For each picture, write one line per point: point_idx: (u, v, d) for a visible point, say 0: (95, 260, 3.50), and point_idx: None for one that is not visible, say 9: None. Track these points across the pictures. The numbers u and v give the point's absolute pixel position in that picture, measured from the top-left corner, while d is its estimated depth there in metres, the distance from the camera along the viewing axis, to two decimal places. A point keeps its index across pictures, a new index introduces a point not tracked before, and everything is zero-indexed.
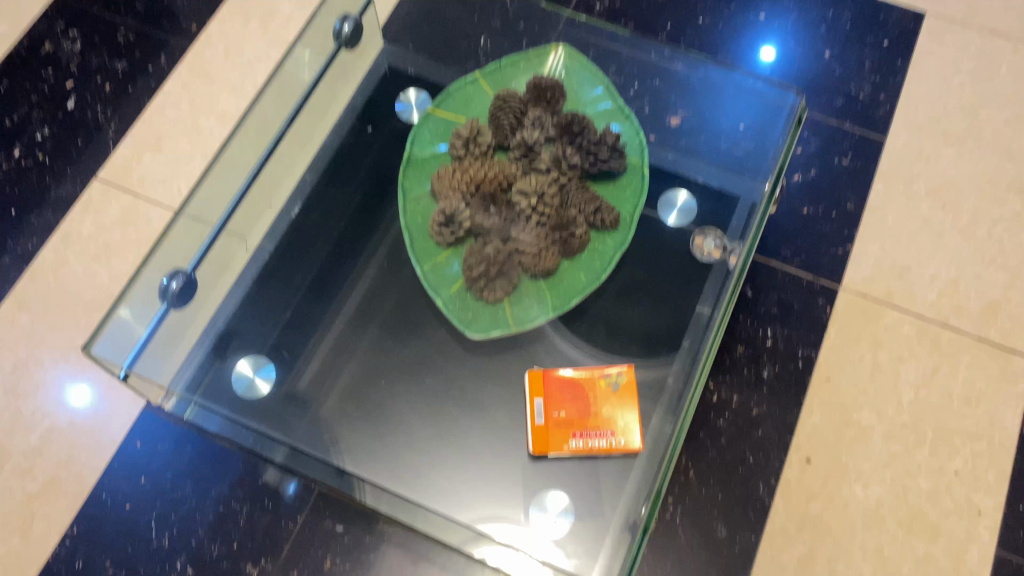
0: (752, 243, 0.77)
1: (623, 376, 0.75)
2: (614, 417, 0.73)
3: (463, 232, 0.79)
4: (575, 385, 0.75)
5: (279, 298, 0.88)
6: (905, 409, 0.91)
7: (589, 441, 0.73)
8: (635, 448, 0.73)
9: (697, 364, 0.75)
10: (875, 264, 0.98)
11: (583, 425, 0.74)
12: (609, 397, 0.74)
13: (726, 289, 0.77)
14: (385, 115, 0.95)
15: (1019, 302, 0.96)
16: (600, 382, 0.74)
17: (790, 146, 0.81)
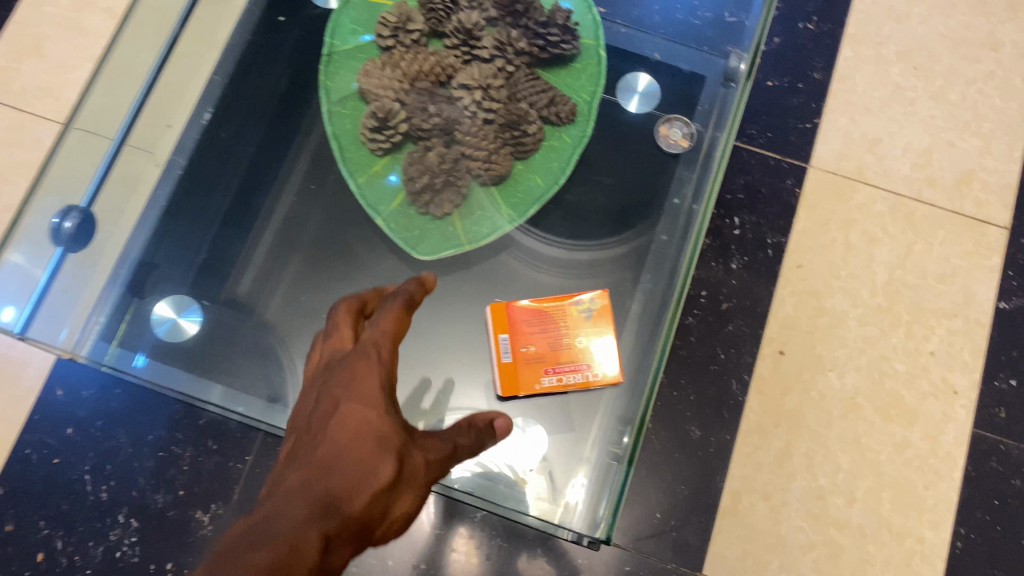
0: (732, 130, 0.67)
1: (596, 299, 0.69)
2: (588, 349, 0.68)
3: (400, 136, 0.70)
4: (542, 316, 0.69)
5: (196, 225, 0.76)
6: (880, 291, 0.87)
7: (565, 375, 0.67)
8: (615, 378, 0.67)
9: (677, 279, 0.67)
10: (845, 139, 0.92)
11: (556, 359, 0.67)
12: (582, 326, 0.68)
13: (710, 176, 0.68)
14: (296, 4, 0.82)
15: (994, 169, 0.91)
16: (571, 310, 0.69)
17: (766, 18, 0.69)
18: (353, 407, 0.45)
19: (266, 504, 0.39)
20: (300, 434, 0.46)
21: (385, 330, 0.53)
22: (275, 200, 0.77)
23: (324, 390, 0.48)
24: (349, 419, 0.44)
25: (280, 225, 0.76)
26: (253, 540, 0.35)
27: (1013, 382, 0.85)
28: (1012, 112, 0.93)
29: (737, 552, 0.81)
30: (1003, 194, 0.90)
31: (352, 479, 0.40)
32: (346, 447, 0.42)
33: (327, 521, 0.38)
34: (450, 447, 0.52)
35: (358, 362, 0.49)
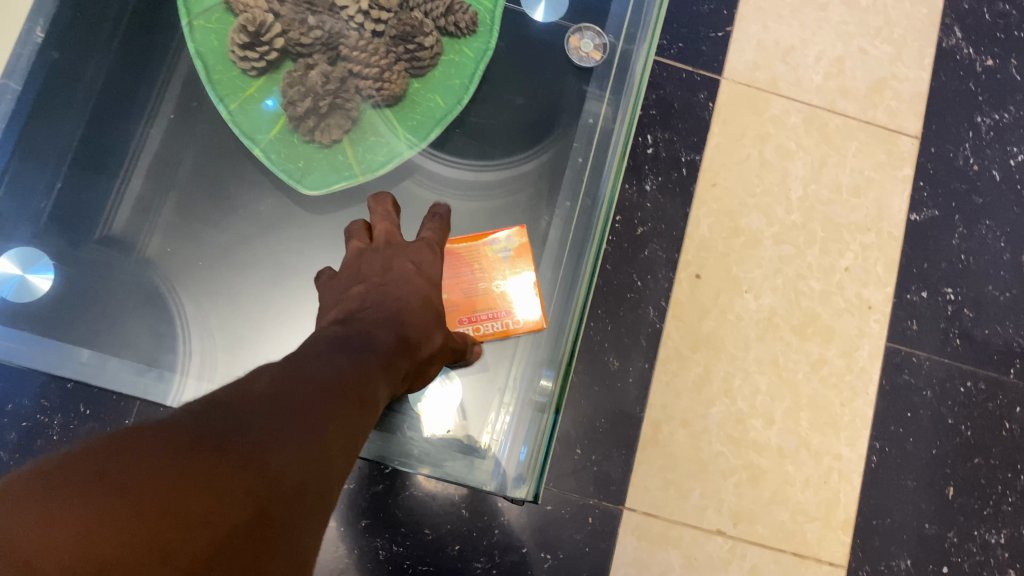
0: (652, 43, 0.61)
1: (514, 235, 0.65)
2: (505, 295, 0.63)
3: (276, 53, 0.61)
4: (458, 260, 0.64)
5: (40, 165, 0.66)
6: (795, 207, 0.84)
7: (485, 325, 0.63)
8: (536, 324, 0.63)
9: (598, 207, 0.62)
10: (757, 48, 0.87)
11: (474, 308, 0.63)
12: (500, 267, 0.64)
13: (630, 85, 0.63)
14: None
15: (905, 77, 0.88)
16: (487, 251, 0.64)
17: None
18: (423, 283, 0.52)
19: (353, 326, 0.45)
20: (372, 281, 0.50)
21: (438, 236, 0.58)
22: (142, 137, 0.67)
23: (392, 254, 0.53)
24: (421, 289, 0.51)
25: (149, 165, 0.67)
26: (358, 342, 0.43)
27: (924, 294, 0.84)
28: (921, 17, 0.90)
29: (658, 482, 0.79)
30: (914, 103, 0.88)
31: (417, 333, 0.48)
32: (414, 311, 0.49)
33: (399, 359, 0.45)
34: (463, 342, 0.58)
35: (420, 246, 0.55)
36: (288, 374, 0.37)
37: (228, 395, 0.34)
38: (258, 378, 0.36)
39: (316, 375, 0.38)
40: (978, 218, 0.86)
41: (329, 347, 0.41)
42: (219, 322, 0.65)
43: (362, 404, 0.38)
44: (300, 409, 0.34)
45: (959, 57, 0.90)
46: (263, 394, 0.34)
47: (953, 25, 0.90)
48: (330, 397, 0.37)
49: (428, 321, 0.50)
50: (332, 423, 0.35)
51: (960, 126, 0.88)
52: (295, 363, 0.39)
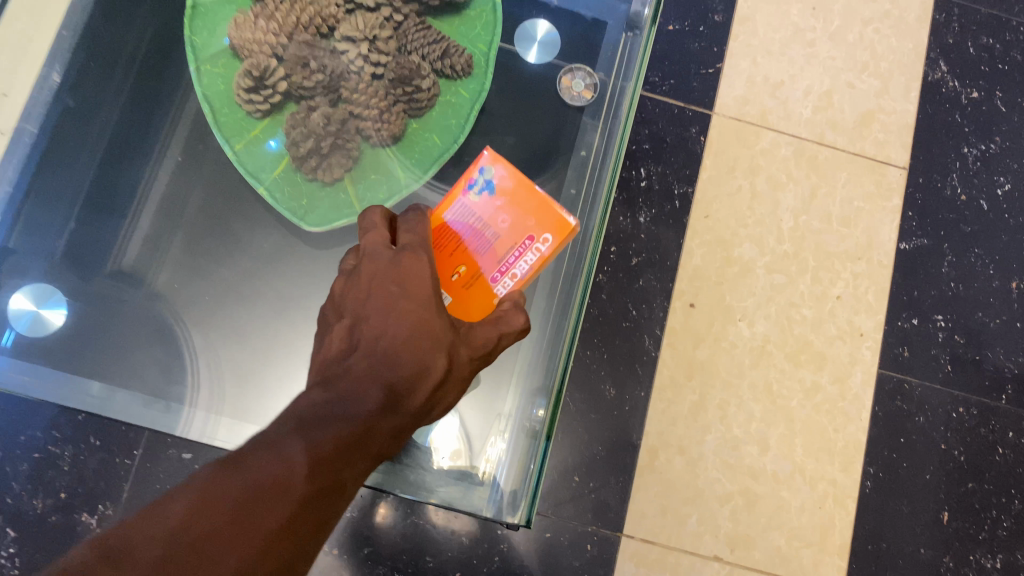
0: (638, 80, 0.64)
1: (489, 164, 0.53)
2: (522, 221, 0.52)
3: (280, 96, 0.64)
4: (463, 217, 0.53)
5: (52, 211, 0.68)
6: (787, 237, 0.86)
7: (518, 271, 0.52)
8: (566, 228, 0.51)
9: (589, 238, 0.63)
10: (747, 83, 0.90)
11: (493, 266, 0.52)
12: (494, 204, 0.52)
13: (619, 121, 0.65)
14: None
15: (892, 110, 0.91)
16: (469, 198, 0.53)
17: None
18: (408, 308, 0.44)
19: (341, 379, 0.41)
20: (356, 314, 0.45)
21: (422, 238, 0.49)
22: (150, 179, 0.69)
23: (374, 280, 0.46)
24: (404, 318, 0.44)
25: (158, 204, 0.69)
26: (332, 412, 0.39)
27: (916, 322, 0.86)
28: (907, 51, 0.93)
29: (655, 508, 0.80)
30: (902, 135, 0.90)
31: (408, 378, 0.42)
32: (406, 349, 0.43)
33: (390, 417, 0.41)
34: (492, 335, 0.48)
35: (407, 256, 0.47)
36: (218, 479, 0.34)
37: (138, 519, 0.32)
38: (181, 491, 0.33)
39: (250, 477, 0.34)
40: (966, 246, 0.88)
41: (292, 428, 0.37)
42: (227, 355, 0.67)
43: (316, 496, 0.35)
44: (211, 542, 0.32)
45: (946, 90, 0.92)
46: (170, 528, 0.32)
47: (938, 59, 0.93)
48: (259, 507, 0.33)
49: (424, 349, 0.43)
50: (255, 545, 0.32)
51: (948, 156, 0.90)
52: (234, 460, 0.35)
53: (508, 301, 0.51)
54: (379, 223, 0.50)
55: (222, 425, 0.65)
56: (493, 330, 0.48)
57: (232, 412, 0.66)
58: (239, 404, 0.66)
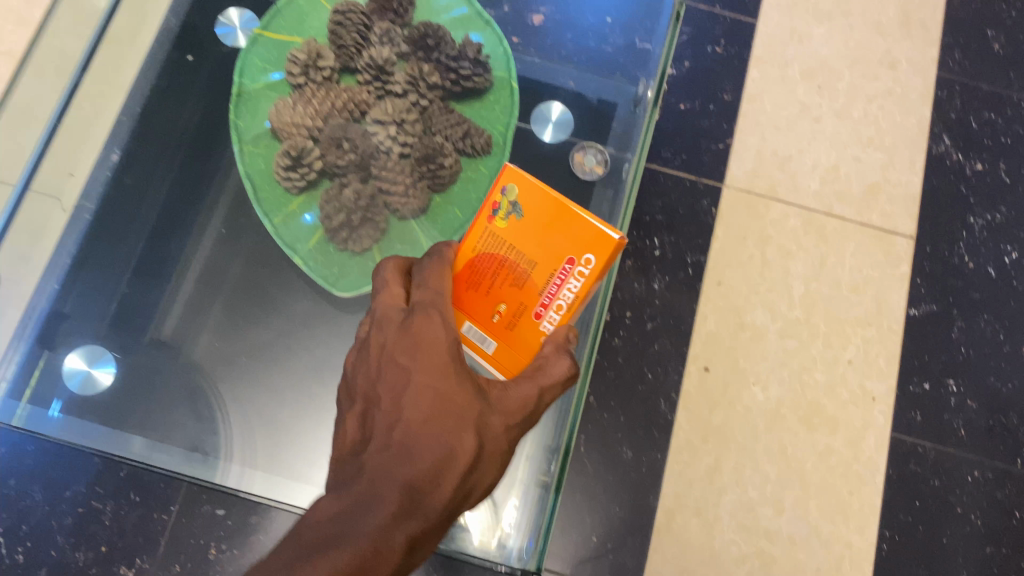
0: (642, 155, 0.69)
1: (513, 186, 0.49)
2: (558, 247, 0.48)
3: (315, 173, 0.70)
4: (494, 254, 0.49)
5: (104, 282, 0.74)
6: (797, 303, 0.90)
7: (561, 301, 0.48)
8: (612, 246, 0.47)
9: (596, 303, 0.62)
10: (756, 158, 0.94)
11: (534, 299, 0.49)
12: (526, 232, 0.48)
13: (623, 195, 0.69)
14: (205, 41, 0.79)
15: (897, 181, 0.95)
16: (498, 226, 0.49)
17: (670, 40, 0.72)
18: (423, 385, 0.44)
19: (358, 480, 0.41)
20: (370, 399, 0.46)
21: (436, 290, 0.48)
22: (195, 247, 0.75)
23: (386, 357, 0.46)
24: (421, 397, 0.44)
25: (200, 271, 0.75)
26: (339, 535, 0.39)
27: (927, 386, 0.88)
28: (911, 126, 0.97)
29: (672, 569, 0.82)
30: (908, 205, 0.94)
31: (433, 468, 0.42)
32: (424, 439, 0.42)
33: (415, 518, 0.40)
34: (531, 391, 0.47)
35: (421, 317, 0.47)
36: None
37: None
38: None
39: None
40: (976, 312, 0.91)
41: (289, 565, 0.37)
42: (260, 412, 0.71)
43: None
44: None
45: (950, 162, 0.96)
46: None
47: (942, 133, 0.97)
48: None
49: (447, 431, 0.43)
50: None
51: (954, 226, 0.93)
52: None
53: (551, 342, 0.49)
54: (392, 282, 0.51)
55: (255, 483, 0.69)
56: (532, 385, 0.47)
57: (265, 468, 0.70)
58: (271, 459, 0.70)
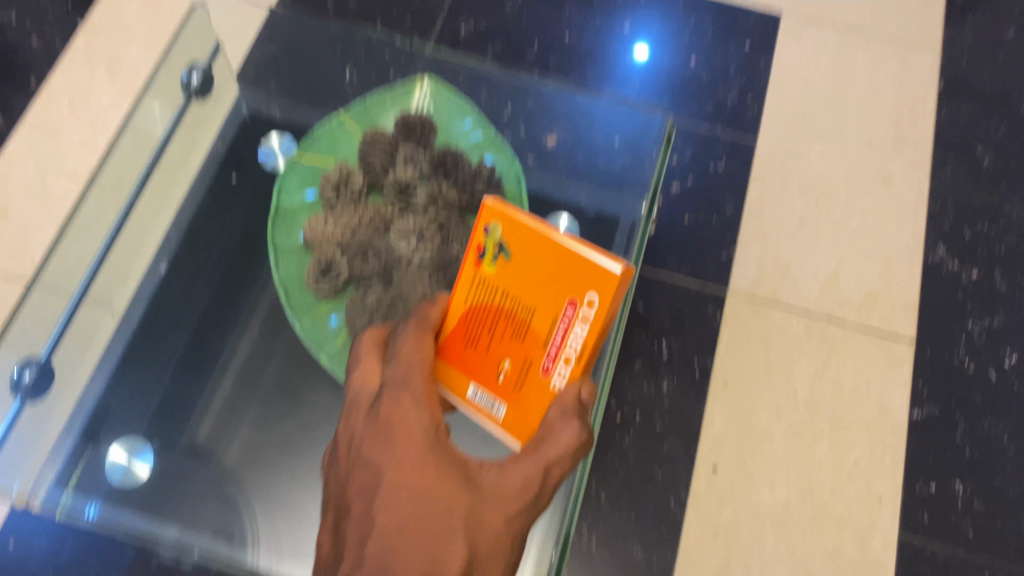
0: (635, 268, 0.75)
1: (498, 226, 0.50)
2: (556, 292, 0.48)
3: (343, 281, 0.76)
4: (495, 305, 0.52)
5: (148, 379, 0.81)
6: (802, 404, 0.93)
7: (567, 351, 0.49)
8: (614, 280, 0.46)
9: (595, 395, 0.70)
10: (759, 267, 0.99)
11: (541, 348, 0.50)
12: (521, 276, 0.50)
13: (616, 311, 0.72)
14: (248, 163, 0.88)
15: (896, 288, 0.99)
16: (495, 270, 0.51)
17: (662, 166, 0.81)
18: (396, 481, 0.46)
19: None
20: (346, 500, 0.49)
21: (409, 362, 0.52)
22: (234, 348, 0.82)
23: (359, 452, 0.49)
24: (397, 497, 0.46)
25: (238, 369, 0.81)
26: None
27: (933, 487, 0.90)
28: (907, 236, 1.02)
29: None
30: (907, 311, 0.98)
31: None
32: (403, 551, 0.44)
33: None
34: (536, 470, 0.49)
35: (393, 412, 0.49)
36: None
37: None
38: None
39: None
40: (979, 414, 0.93)
41: None
42: (283, 501, 0.76)
43: None
44: None
45: (946, 270, 1.00)
46: None
47: (937, 243, 1.02)
48: None
49: (432, 535, 0.44)
50: None
51: (954, 331, 0.97)
52: None
53: (557, 405, 0.49)
54: (367, 367, 0.55)
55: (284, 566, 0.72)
56: (536, 463, 0.49)
57: (292, 553, 0.73)
58: (295, 544, 0.74)
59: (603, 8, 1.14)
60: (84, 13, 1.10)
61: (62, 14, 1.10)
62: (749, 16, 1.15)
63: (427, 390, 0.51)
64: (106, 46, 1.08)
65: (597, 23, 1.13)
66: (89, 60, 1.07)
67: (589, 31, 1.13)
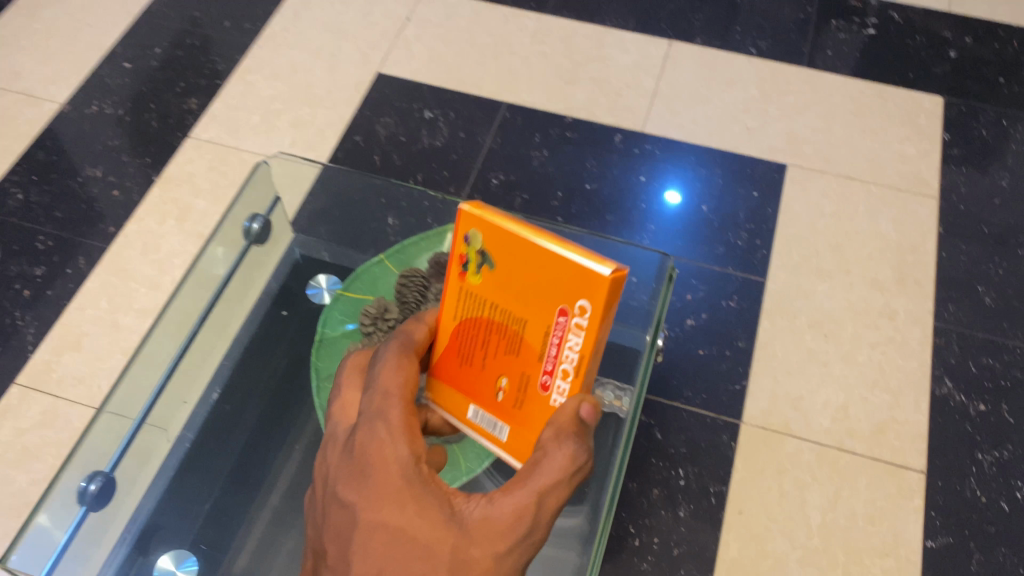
0: (638, 398, 0.80)
1: (478, 235, 0.53)
2: (547, 307, 0.52)
3: None
4: (490, 322, 0.56)
5: (197, 495, 0.88)
6: (815, 532, 0.96)
7: (566, 361, 0.53)
8: (600, 286, 0.49)
9: (600, 514, 0.77)
10: (771, 398, 1.05)
11: (541, 358, 0.54)
12: (509, 287, 0.53)
13: (621, 435, 0.79)
14: (298, 298, 0.97)
15: (904, 420, 1.03)
16: (485, 277, 0.54)
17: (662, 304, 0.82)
18: (374, 519, 0.50)
19: None
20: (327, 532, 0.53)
21: (389, 391, 0.55)
22: (279, 469, 0.89)
23: (338, 486, 0.53)
24: (374, 535, 0.50)
25: (284, 489, 0.88)
26: None
27: None
28: (913, 369, 1.07)
29: None
30: (916, 442, 1.02)
31: None
32: None
33: None
34: (528, 499, 0.52)
35: (370, 444, 0.52)
36: None
37: None
38: None
39: None
40: (992, 545, 0.95)
41: None
42: None
43: None
44: None
45: (953, 403, 1.05)
46: None
47: (943, 376, 1.07)
48: None
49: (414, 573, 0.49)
50: None
51: (963, 462, 1.00)
52: None
53: (555, 425, 0.54)
54: (351, 400, 0.58)
55: None
56: (527, 492, 0.52)
57: None
58: None
59: (621, 161, 1.26)
60: (160, 170, 1.25)
61: (140, 172, 1.25)
62: (757, 167, 1.26)
63: (407, 416, 0.54)
64: (178, 198, 1.22)
65: (616, 173, 1.25)
66: (162, 210, 1.21)
67: (608, 181, 1.24)
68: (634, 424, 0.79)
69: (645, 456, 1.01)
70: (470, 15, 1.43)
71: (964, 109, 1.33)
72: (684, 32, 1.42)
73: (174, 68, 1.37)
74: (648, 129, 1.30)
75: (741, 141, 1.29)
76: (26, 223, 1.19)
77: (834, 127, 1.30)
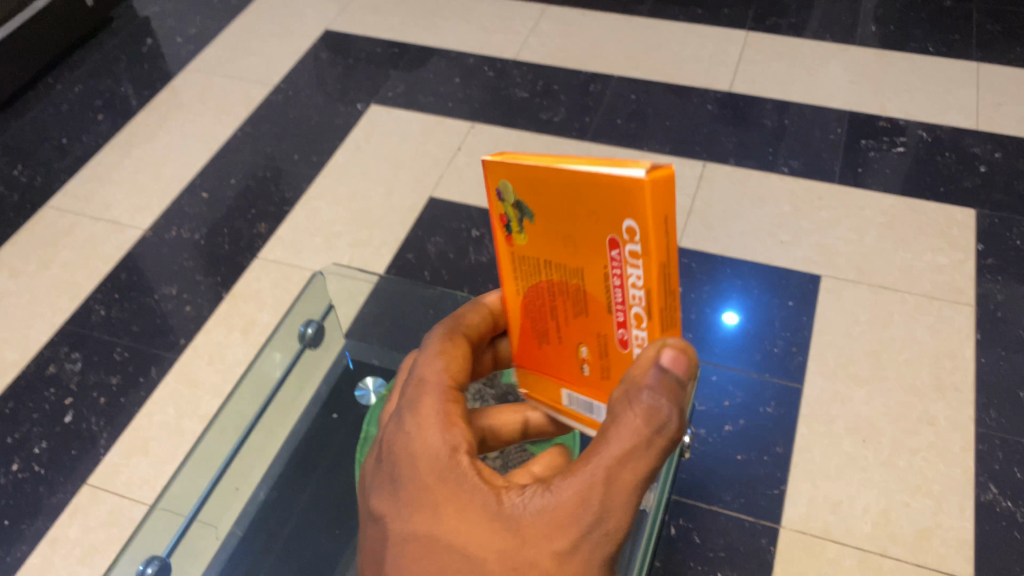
0: (662, 491, 0.81)
1: (505, 183, 0.45)
2: (597, 245, 0.44)
3: None
4: (551, 288, 0.49)
5: None
6: None
7: (635, 305, 0.45)
8: (641, 193, 0.39)
9: None
10: (811, 502, 1.05)
11: (611, 310, 0.46)
12: (553, 235, 0.46)
13: (644, 528, 0.79)
14: (348, 402, 1.04)
15: (949, 525, 1.02)
16: (527, 231, 0.47)
17: None
18: (408, 524, 0.47)
19: None
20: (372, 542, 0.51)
21: (424, 383, 0.52)
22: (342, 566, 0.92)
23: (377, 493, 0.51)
24: (407, 542, 0.47)
25: None
26: None
27: None
28: (957, 475, 1.06)
29: None
30: (963, 549, 1.00)
31: None
32: None
33: None
34: (590, 478, 0.43)
35: (399, 443, 0.49)
36: None
37: None
38: None
39: None
40: None
41: None
42: None
43: None
44: None
45: (1000, 509, 1.03)
46: None
47: (988, 482, 1.06)
48: None
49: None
50: None
51: (1013, 570, 0.98)
52: None
53: (628, 383, 0.45)
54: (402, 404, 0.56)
55: None
56: (587, 472, 0.44)
57: None
58: None
59: None
60: (229, 287, 1.36)
61: (211, 289, 1.36)
62: (791, 277, 1.30)
63: (443, 406, 0.50)
64: (244, 313, 1.32)
65: None
66: (228, 324, 1.30)
67: None
68: (656, 517, 0.80)
69: (683, 560, 1.02)
70: (516, 144, 1.54)
71: (998, 220, 1.36)
72: (719, 154, 1.50)
73: (246, 196, 1.50)
74: (684, 243, 1.36)
75: (775, 253, 1.34)
76: (107, 336, 1.30)
77: (866, 239, 1.35)
